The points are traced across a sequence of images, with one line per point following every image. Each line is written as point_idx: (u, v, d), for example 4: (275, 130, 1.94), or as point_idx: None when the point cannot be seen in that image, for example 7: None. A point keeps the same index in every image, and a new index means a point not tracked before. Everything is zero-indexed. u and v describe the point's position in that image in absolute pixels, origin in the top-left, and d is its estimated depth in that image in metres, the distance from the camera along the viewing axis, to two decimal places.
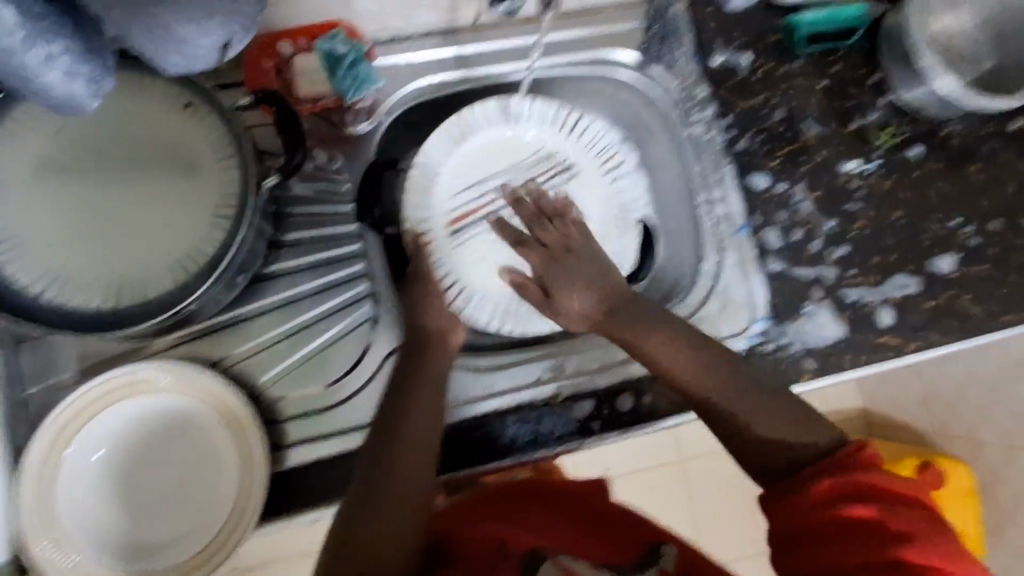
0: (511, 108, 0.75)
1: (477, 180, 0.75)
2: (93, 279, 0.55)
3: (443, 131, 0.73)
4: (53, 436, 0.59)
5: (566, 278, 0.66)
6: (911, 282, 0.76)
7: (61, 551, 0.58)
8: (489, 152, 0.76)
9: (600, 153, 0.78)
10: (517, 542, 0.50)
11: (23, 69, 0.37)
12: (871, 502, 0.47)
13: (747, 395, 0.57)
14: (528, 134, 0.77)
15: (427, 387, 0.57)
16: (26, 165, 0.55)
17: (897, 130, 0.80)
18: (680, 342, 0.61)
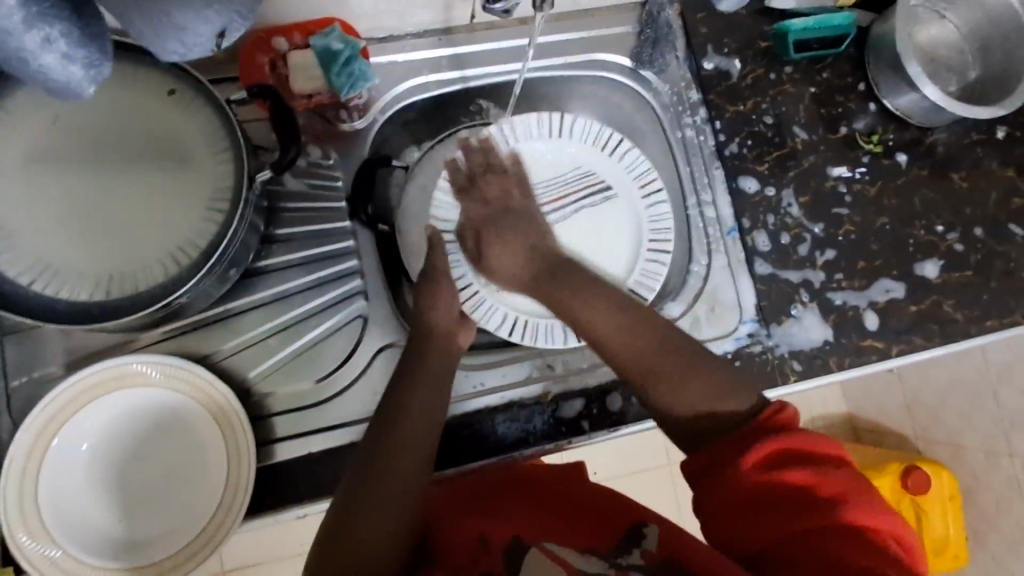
0: (558, 126, 0.76)
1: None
2: (83, 270, 0.55)
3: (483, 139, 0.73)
4: (37, 430, 0.58)
5: (495, 229, 0.63)
6: (895, 287, 0.78)
7: (42, 547, 0.57)
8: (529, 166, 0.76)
9: (639, 176, 0.76)
10: (500, 531, 0.50)
11: (17, 54, 0.31)
12: (806, 465, 0.45)
13: (674, 362, 0.53)
14: (569, 151, 0.77)
15: (424, 382, 0.58)
16: (16, 155, 0.55)
17: (884, 137, 0.81)
18: (610, 302, 0.57)
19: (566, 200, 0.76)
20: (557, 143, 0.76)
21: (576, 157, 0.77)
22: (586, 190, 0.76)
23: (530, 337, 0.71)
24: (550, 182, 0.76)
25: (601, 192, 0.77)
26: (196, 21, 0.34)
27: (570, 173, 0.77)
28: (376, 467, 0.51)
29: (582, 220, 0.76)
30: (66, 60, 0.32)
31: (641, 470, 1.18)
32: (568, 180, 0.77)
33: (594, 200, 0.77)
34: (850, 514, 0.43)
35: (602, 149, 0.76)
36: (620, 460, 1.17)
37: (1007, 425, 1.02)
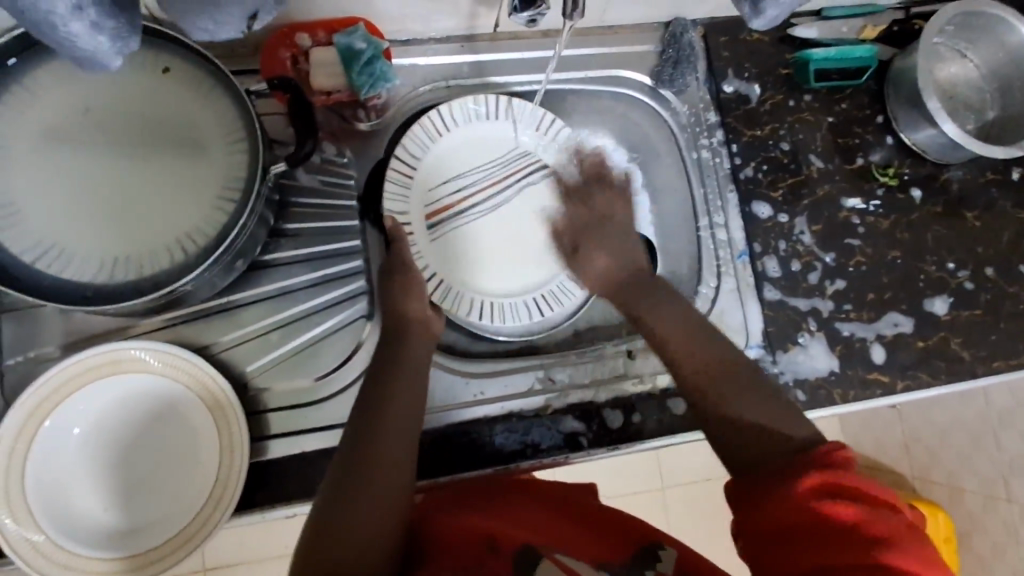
0: (489, 107, 0.74)
1: (454, 175, 0.74)
2: (88, 250, 0.54)
3: (422, 126, 0.71)
4: (31, 409, 0.57)
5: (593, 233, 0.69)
6: (904, 321, 0.77)
7: (24, 531, 0.55)
8: (469, 147, 0.75)
9: (572, 157, 0.77)
10: (508, 538, 0.49)
11: (47, 19, 0.30)
12: (851, 501, 0.41)
13: (740, 374, 0.54)
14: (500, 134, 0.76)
15: (409, 371, 0.57)
16: (34, 132, 0.55)
17: (899, 171, 0.81)
18: (683, 320, 0.60)
19: (506, 178, 0.76)
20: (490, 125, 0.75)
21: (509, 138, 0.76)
22: (527, 172, 0.76)
23: (498, 318, 0.73)
24: (488, 163, 0.75)
25: (535, 171, 0.76)
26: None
27: (506, 155, 0.76)
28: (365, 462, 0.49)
29: (520, 202, 0.76)
30: (93, 29, 0.32)
31: (633, 492, 1.17)
32: (504, 161, 0.76)
33: (528, 181, 0.76)
34: (897, 557, 0.39)
35: (538, 129, 0.75)
36: (617, 479, 1.16)
37: None
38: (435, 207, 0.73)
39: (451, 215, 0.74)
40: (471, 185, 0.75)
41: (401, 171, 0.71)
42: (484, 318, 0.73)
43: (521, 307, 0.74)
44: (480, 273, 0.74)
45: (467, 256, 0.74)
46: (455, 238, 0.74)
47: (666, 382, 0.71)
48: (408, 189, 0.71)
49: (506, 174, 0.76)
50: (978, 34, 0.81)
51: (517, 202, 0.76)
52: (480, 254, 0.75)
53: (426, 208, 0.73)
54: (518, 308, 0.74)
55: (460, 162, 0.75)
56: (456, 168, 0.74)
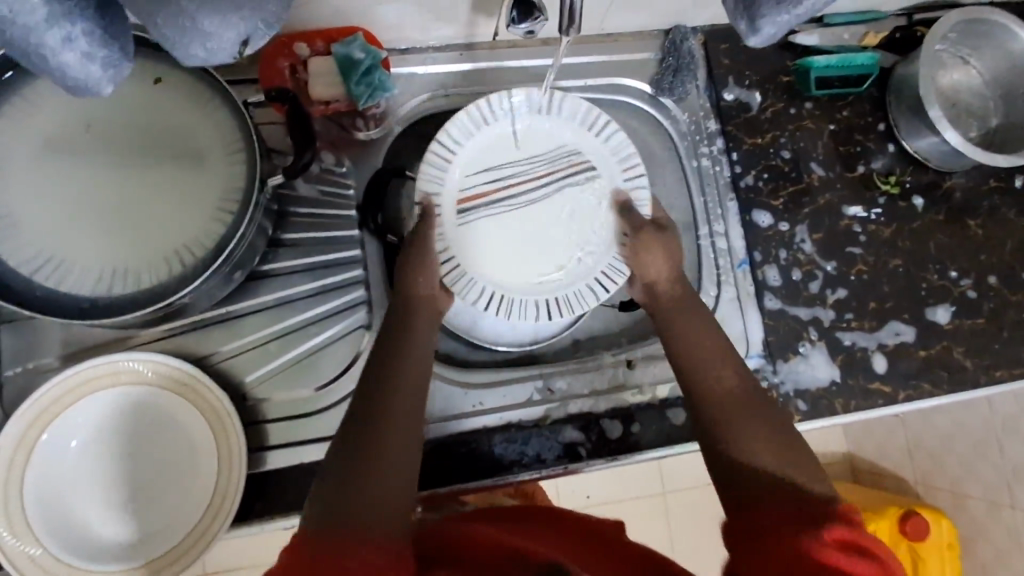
0: (545, 103, 0.69)
1: (495, 166, 0.69)
2: (86, 264, 0.54)
3: (469, 112, 0.67)
4: (28, 422, 0.57)
5: (644, 259, 0.66)
6: (905, 330, 0.77)
7: (23, 544, 0.55)
8: (517, 140, 0.69)
9: (623, 160, 0.69)
10: (535, 548, 0.46)
11: (38, 51, 0.30)
12: (872, 560, 0.41)
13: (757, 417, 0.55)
14: (549, 131, 0.70)
15: (415, 361, 0.57)
16: (32, 145, 0.55)
17: (901, 179, 0.81)
18: (718, 351, 0.60)
19: (549, 177, 0.69)
20: (540, 120, 0.70)
21: (557, 136, 0.70)
22: (573, 176, 0.69)
23: (504, 312, 0.66)
24: (532, 158, 0.69)
25: (579, 172, 0.69)
26: (215, 25, 0.31)
27: (552, 152, 0.70)
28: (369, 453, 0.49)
29: (560, 205, 0.69)
30: (85, 59, 0.32)
31: (634, 498, 1.17)
32: (549, 158, 0.69)
33: (571, 180, 0.69)
34: None
35: (589, 130, 0.70)
36: (617, 484, 1.16)
37: (1011, 476, 1.01)
38: (467, 194, 0.68)
39: (485, 204, 0.68)
40: (510, 177, 0.69)
41: (439, 152, 0.66)
42: (489, 308, 0.66)
43: (529, 304, 0.67)
44: (497, 265, 0.67)
45: (489, 246, 0.68)
46: (483, 228, 0.68)
47: (665, 392, 0.71)
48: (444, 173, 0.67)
49: (548, 173, 0.69)
50: (981, 41, 0.81)
51: (557, 203, 0.69)
52: (505, 249, 0.68)
53: (458, 193, 0.68)
54: (526, 306, 0.67)
55: (505, 153, 0.69)
56: (498, 158, 0.69)
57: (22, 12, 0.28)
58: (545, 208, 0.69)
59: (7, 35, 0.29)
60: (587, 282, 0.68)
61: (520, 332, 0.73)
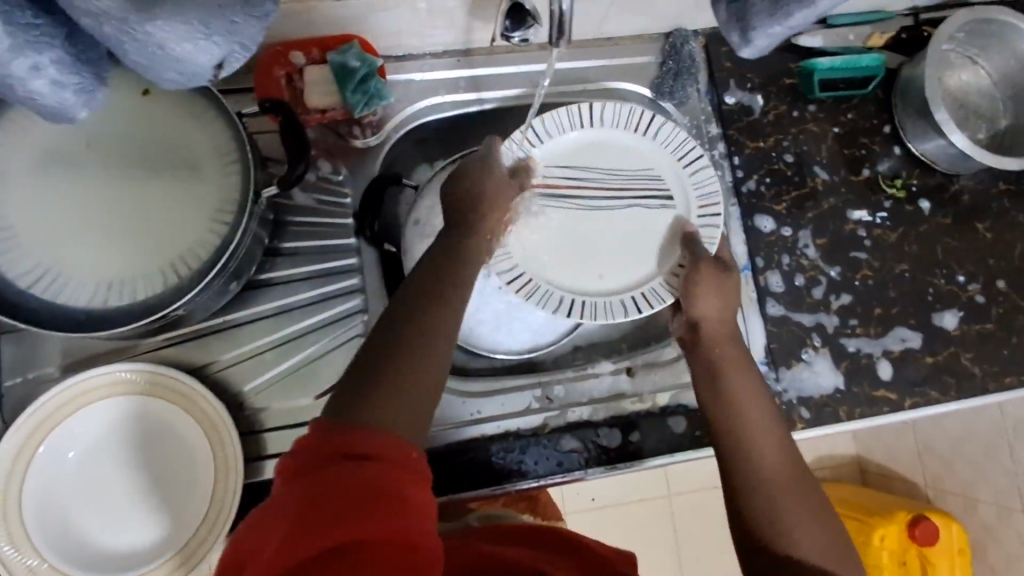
0: (640, 122, 0.69)
1: (576, 169, 0.69)
2: (81, 278, 0.55)
3: (567, 112, 0.68)
4: (27, 434, 0.58)
5: (697, 292, 0.62)
6: (912, 336, 0.75)
7: (22, 556, 0.56)
8: (606, 153, 0.70)
9: (703, 196, 0.68)
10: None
11: (6, 80, 0.30)
12: None
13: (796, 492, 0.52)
14: (636, 154, 0.70)
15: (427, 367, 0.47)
16: (28, 157, 0.55)
17: (907, 182, 0.79)
18: (759, 408, 0.56)
19: (627, 196, 0.69)
20: (633, 140, 0.69)
21: (644, 160, 0.70)
22: (647, 199, 0.69)
23: (526, 295, 0.65)
24: (613, 173, 0.69)
25: (656, 197, 0.69)
26: (186, 50, 0.31)
27: (635, 172, 0.69)
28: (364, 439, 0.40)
29: (626, 221, 0.68)
30: (55, 87, 0.31)
31: (639, 501, 1.16)
32: (630, 178, 0.69)
33: (645, 203, 0.68)
34: None
35: (674, 158, 0.69)
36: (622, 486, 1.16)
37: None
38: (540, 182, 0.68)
39: (548, 197, 0.68)
40: (585, 182, 0.69)
41: (518, 141, 0.67)
42: (514, 286, 0.65)
43: (553, 295, 0.65)
44: (545, 253, 0.67)
45: (541, 237, 0.67)
46: (540, 215, 0.68)
47: (666, 400, 0.70)
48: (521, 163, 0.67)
49: (623, 189, 0.69)
50: (990, 41, 0.79)
51: (623, 219, 0.68)
52: (556, 243, 0.68)
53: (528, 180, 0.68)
54: (553, 298, 0.65)
55: (588, 160, 0.69)
56: (581, 162, 0.69)
57: None
58: (608, 219, 0.68)
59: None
60: (632, 296, 0.65)
61: (518, 339, 0.74)
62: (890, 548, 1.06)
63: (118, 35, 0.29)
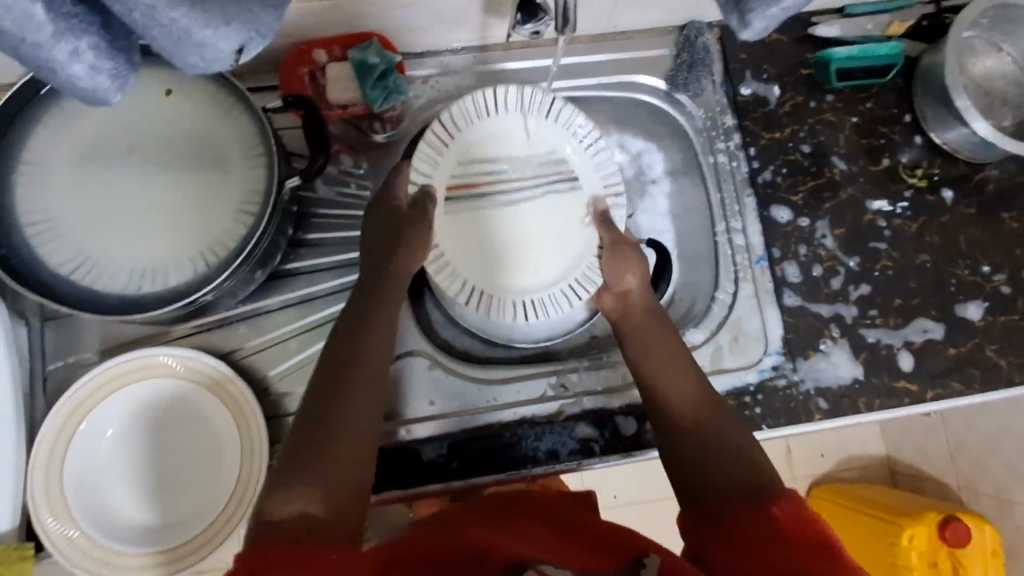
0: (538, 103, 0.69)
1: (489, 158, 0.70)
2: (117, 265, 0.58)
3: (471, 102, 0.68)
4: (67, 414, 0.61)
5: (621, 270, 0.68)
6: (934, 327, 0.74)
7: (63, 527, 0.59)
8: (514, 138, 0.70)
9: (607, 176, 0.71)
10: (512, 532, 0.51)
11: (47, 64, 0.33)
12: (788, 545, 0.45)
13: (720, 418, 0.58)
14: (544, 137, 0.70)
15: (375, 349, 0.58)
16: (70, 153, 0.59)
17: (929, 172, 0.78)
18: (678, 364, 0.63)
19: (537, 180, 0.70)
20: (536, 125, 0.70)
21: (551, 143, 0.71)
22: (558, 180, 0.71)
23: (480, 306, 0.69)
24: (525, 159, 0.70)
25: (565, 180, 0.71)
26: (210, 36, 0.33)
27: (544, 156, 0.70)
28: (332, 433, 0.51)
29: (544, 207, 0.70)
30: (92, 71, 0.34)
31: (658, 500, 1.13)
32: (540, 163, 0.70)
33: (557, 186, 0.70)
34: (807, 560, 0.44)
35: (577, 140, 0.70)
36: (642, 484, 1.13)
37: None
38: (460, 180, 0.69)
39: (472, 195, 0.69)
40: (502, 172, 0.70)
41: (433, 140, 0.68)
42: (470, 301, 0.69)
43: (507, 303, 0.70)
44: (478, 261, 0.69)
45: (471, 237, 0.69)
46: (469, 217, 0.69)
47: None
48: (438, 155, 0.68)
49: (537, 174, 0.70)
50: (1015, 27, 0.78)
51: (540, 206, 0.70)
52: (485, 245, 0.70)
53: (450, 180, 0.69)
54: (506, 304, 0.70)
55: (498, 148, 0.70)
56: (493, 152, 0.70)
57: (31, 30, 0.30)
58: (526, 209, 0.70)
59: (20, 52, 0.32)
60: (562, 286, 0.70)
61: (534, 329, 0.76)
62: (918, 549, 1.03)
63: (144, 20, 0.31)
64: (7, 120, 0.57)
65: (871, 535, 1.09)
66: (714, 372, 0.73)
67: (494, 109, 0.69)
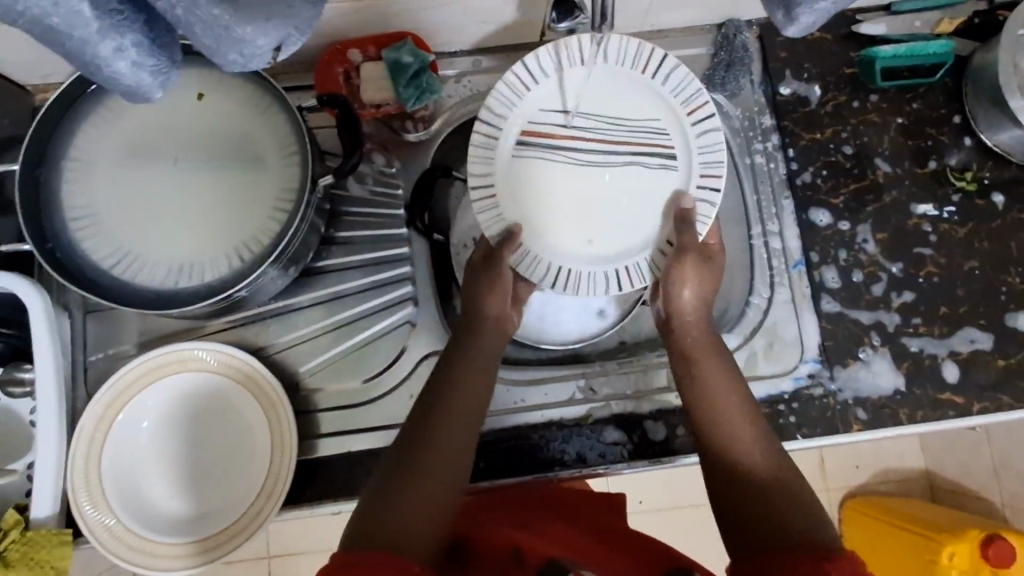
0: (651, 62, 0.61)
1: (575, 111, 0.63)
2: (157, 260, 0.59)
3: (568, 44, 0.61)
4: (106, 404, 0.62)
5: (683, 277, 0.60)
6: (981, 337, 0.71)
7: (101, 515, 0.60)
8: (610, 95, 0.63)
9: (708, 159, 0.61)
10: (560, 544, 0.53)
11: (93, 61, 0.33)
12: None
13: (778, 452, 0.53)
14: (643, 102, 0.63)
15: (468, 373, 0.56)
16: (115, 150, 0.60)
17: (978, 175, 0.75)
18: (735, 392, 0.57)
19: (624, 148, 0.63)
20: (640, 84, 0.62)
21: (651, 110, 0.63)
22: (646, 157, 0.63)
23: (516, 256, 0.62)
24: (615, 120, 0.63)
25: (658, 155, 0.63)
26: (252, 33, 0.33)
27: (638, 123, 0.63)
28: (419, 451, 0.50)
29: (621, 179, 0.63)
30: (135, 67, 0.34)
31: (688, 507, 1.11)
32: (633, 129, 0.62)
33: (645, 160, 0.62)
34: None
35: (680, 114, 0.62)
36: (670, 490, 1.11)
37: None
38: (535, 128, 0.63)
39: (542, 146, 0.63)
40: (586, 129, 0.63)
41: (510, 84, 0.62)
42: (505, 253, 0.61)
43: (543, 262, 0.62)
44: (533, 213, 0.63)
45: (525, 190, 0.63)
46: (534, 167, 0.63)
47: None
48: (515, 100, 0.62)
49: (624, 142, 0.63)
50: None
51: (618, 176, 0.63)
52: (546, 202, 0.63)
53: (522, 125, 0.63)
54: (542, 264, 0.62)
55: (587, 102, 0.63)
56: (581, 104, 0.63)
57: (78, 27, 0.31)
58: (602, 174, 0.62)
59: (66, 48, 0.32)
60: (612, 268, 0.62)
61: (563, 331, 0.74)
62: (961, 568, 0.98)
63: (187, 16, 0.32)
64: (57, 118, 0.59)
65: (909, 551, 1.05)
66: (749, 378, 0.71)
67: (596, 58, 0.62)
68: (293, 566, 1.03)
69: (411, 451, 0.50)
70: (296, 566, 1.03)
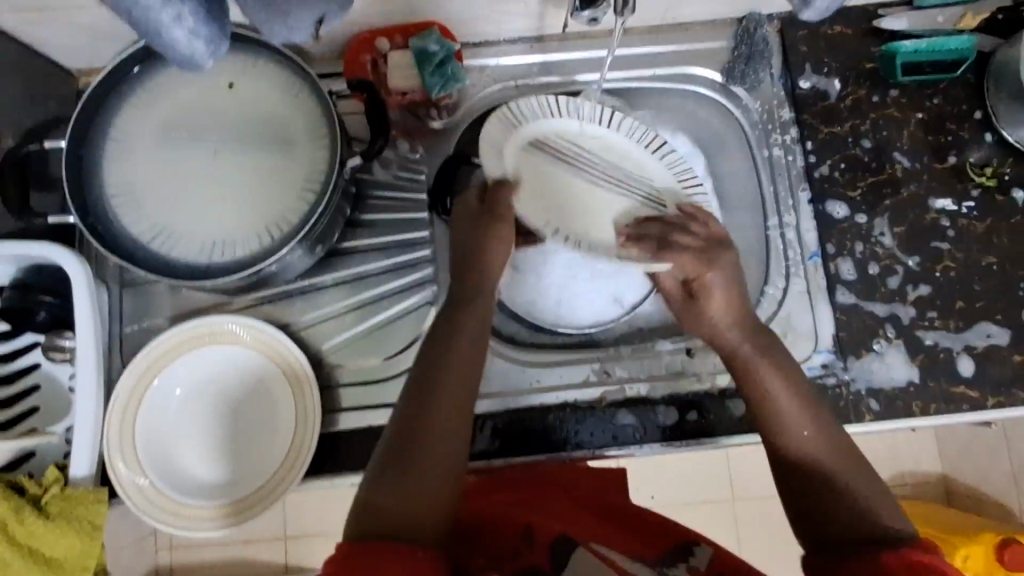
0: (652, 142, 0.73)
1: (580, 148, 0.73)
2: (191, 237, 0.62)
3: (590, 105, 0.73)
4: (141, 372, 0.66)
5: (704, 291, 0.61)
6: (998, 332, 0.71)
7: (134, 476, 0.64)
8: (612, 151, 0.73)
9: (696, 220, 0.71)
10: (564, 518, 0.55)
11: (154, 28, 0.36)
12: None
13: (833, 427, 0.54)
14: (641, 168, 0.73)
15: (466, 347, 0.56)
16: (155, 130, 0.63)
17: (999, 171, 0.75)
18: (788, 376, 0.57)
19: (616, 190, 0.72)
20: (639, 152, 0.73)
21: (648, 172, 0.73)
22: (639, 199, 0.71)
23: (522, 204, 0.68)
24: (612, 169, 0.72)
25: (652, 205, 0.71)
26: (302, 6, 0.36)
27: (634, 178, 0.72)
28: (416, 434, 0.51)
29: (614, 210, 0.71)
30: (191, 35, 0.37)
31: (699, 504, 1.11)
32: (627, 180, 0.72)
33: (636, 204, 0.71)
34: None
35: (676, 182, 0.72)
36: (682, 487, 1.11)
37: None
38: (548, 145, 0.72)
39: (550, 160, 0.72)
40: (586, 165, 0.72)
41: (541, 101, 0.71)
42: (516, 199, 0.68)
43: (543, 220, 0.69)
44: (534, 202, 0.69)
45: (531, 186, 0.70)
46: (541, 171, 0.71)
47: (725, 382, 0.69)
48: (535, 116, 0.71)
49: (617, 187, 0.72)
50: None
51: (611, 208, 0.71)
52: (546, 197, 0.70)
53: (537, 139, 0.72)
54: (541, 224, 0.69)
55: (592, 147, 0.73)
56: (586, 146, 0.73)
57: None
58: (595, 196, 0.71)
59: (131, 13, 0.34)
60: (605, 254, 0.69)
61: (578, 316, 0.76)
62: None
63: None
64: (101, 98, 0.62)
65: None
66: None
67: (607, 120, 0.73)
68: (308, 547, 1.06)
69: (410, 436, 0.51)
70: (311, 548, 1.06)
